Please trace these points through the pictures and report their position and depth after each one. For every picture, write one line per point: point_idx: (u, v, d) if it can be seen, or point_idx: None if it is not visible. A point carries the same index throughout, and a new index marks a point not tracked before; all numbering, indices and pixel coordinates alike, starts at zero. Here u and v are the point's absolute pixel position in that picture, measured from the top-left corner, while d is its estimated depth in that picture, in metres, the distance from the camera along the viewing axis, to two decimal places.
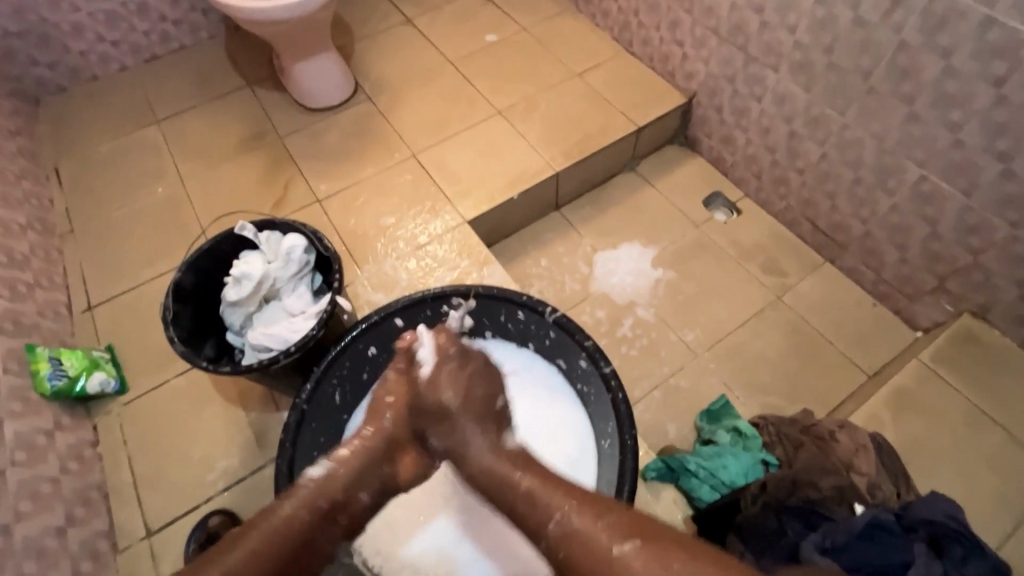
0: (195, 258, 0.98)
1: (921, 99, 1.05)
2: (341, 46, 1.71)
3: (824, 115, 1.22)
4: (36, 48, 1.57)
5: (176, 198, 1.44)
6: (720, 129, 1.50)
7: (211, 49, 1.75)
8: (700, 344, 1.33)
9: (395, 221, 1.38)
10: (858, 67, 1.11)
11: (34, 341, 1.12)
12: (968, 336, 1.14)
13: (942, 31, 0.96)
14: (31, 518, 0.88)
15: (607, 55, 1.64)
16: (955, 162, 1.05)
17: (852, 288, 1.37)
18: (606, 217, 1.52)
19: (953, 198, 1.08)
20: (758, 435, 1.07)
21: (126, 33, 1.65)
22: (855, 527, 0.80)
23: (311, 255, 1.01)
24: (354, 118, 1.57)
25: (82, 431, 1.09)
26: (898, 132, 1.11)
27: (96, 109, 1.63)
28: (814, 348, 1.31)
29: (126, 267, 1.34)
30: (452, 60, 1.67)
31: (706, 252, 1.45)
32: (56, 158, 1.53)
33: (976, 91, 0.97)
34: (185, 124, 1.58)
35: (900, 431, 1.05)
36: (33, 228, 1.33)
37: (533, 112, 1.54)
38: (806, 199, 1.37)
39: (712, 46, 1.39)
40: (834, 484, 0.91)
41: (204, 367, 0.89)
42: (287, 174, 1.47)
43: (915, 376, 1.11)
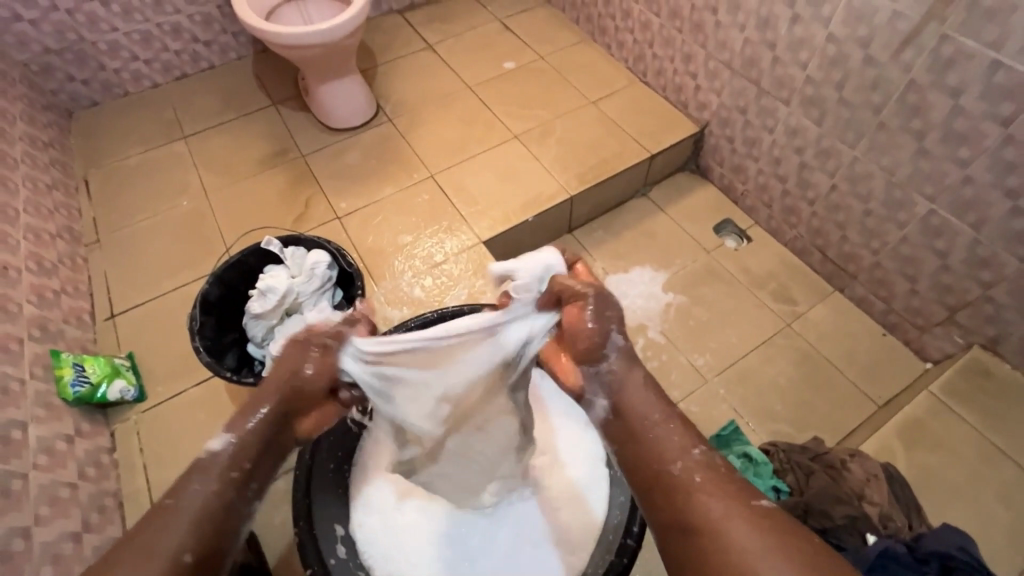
0: (222, 271, 1.01)
1: (931, 135, 1.07)
2: (364, 69, 1.77)
3: (835, 147, 1.25)
4: (72, 64, 1.63)
5: (201, 212, 1.49)
6: (732, 158, 1.53)
7: (239, 69, 1.82)
8: (710, 369, 1.34)
9: (412, 239, 1.42)
10: (869, 103, 1.14)
11: (59, 347, 1.15)
12: (979, 369, 1.15)
13: (951, 71, 1.00)
14: (50, 522, 0.89)
15: (621, 84, 1.69)
16: (965, 197, 1.07)
17: (862, 318, 1.38)
18: (618, 241, 1.54)
19: (963, 231, 1.10)
20: (769, 462, 1.07)
21: (159, 52, 1.72)
22: (866, 559, 0.80)
23: (333, 271, 1.04)
24: (375, 139, 1.61)
25: (101, 438, 1.11)
26: (909, 167, 1.13)
27: (126, 124, 1.68)
28: (825, 377, 1.31)
29: (150, 277, 1.37)
30: (472, 85, 1.72)
31: (716, 278, 1.47)
32: (86, 170, 1.58)
33: (983, 129, 1.00)
34: (212, 140, 1.64)
35: (910, 462, 1.06)
36: (62, 238, 1.37)
37: (549, 137, 1.59)
38: (816, 228, 1.39)
39: (726, 78, 1.43)
40: (846, 514, 0.92)
41: (227, 378, 0.91)
42: (308, 192, 1.51)
43: (925, 408, 1.11)
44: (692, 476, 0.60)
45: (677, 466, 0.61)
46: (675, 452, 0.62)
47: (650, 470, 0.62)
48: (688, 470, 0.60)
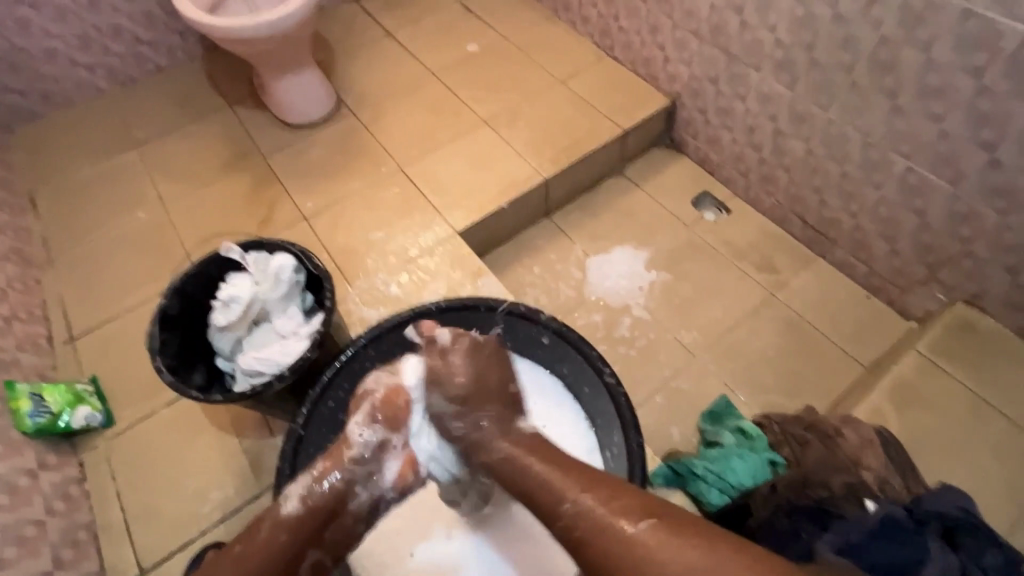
0: (181, 283, 0.95)
1: (904, 92, 1.05)
2: (321, 61, 1.70)
3: (809, 112, 1.23)
4: (7, 75, 1.53)
5: (159, 222, 1.41)
6: (706, 130, 1.50)
7: (189, 69, 1.72)
8: (699, 345, 1.32)
9: (384, 235, 1.36)
10: (840, 63, 1.12)
11: (14, 377, 1.08)
12: (962, 324, 1.15)
13: (921, 25, 0.97)
14: (16, 565, 0.83)
15: (589, 60, 1.64)
16: (941, 153, 1.06)
17: (844, 282, 1.38)
18: (596, 221, 1.51)
19: (940, 188, 1.09)
20: (763, 435, 1.07)
21: (101, 56, 1.62)
22: (869, 526, 0.78)
23: (301, 274, 0.98)
24: (338, 133, 1.55)
25: (68, 469, 1.05)
26: (883, 126, 1.12)
27: (72, 134, 1.59)
28: (812, 344, 1.30)
29: (110, 296, 1.30)
30: (434, 71, 1.66)
31: (698, 252, 1.45)
32: (31, 187, 1.49)
33: (955, 82, 0.98)
34: (165, 146, 1.55)
35: (902, 423, 1.05)
36: (9, 260, 1.29)
37: (519, 120, 1.54)
38: (795, 195, 1.38)
39: (694, 48, 1.39)
40: (844, 482, 0.90)
41: (194, 396, 0.86)
42: (271, 193, 1.44)
43: (913, 368, 1.11)
44: (571, 530, 0.60)
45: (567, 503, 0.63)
46: (553, 509, 0.63)
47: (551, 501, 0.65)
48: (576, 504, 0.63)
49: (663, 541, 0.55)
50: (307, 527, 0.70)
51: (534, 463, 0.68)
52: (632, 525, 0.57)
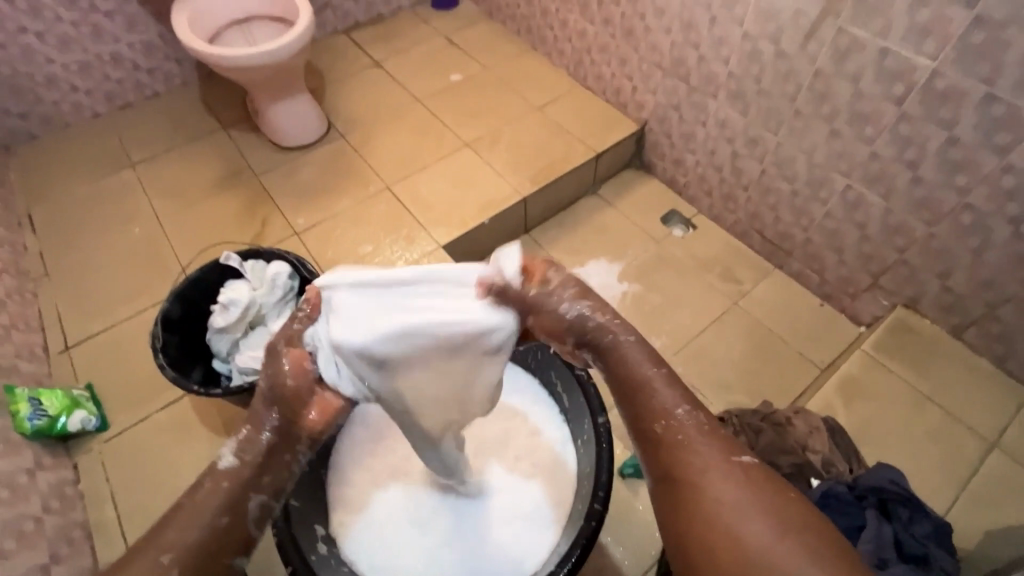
0: (183, 288, 1.02)
1: (839, 118, 1.19)
2: (313, 89, 1.80)
3: (761, 135, 1.36)
4: (8, 98, 1.61)
5: (155, 237, 1.48)
6: (671, 152, 1.63)
7: (185, 94, 1.81)
8: (667, 349, 1.41)
9: (372, 249, 1.44)
10: (784, 92, 1.26)
11: (13, 382, 1.12)
12: (902, 326, 1.26)
13: (849, 60, 1.11)
14: (17, 556, 0.87)
15: (564, 89, 1.78)
16: (874, 171, 1.18)
17: (801, 291, 1.49)
18: (572, 237, 1.61)
19: (876, 203, 1.21)
20: (723, 427, 1.13)
21: (100, 82, 1.71)
22: (812, 499, 0.87)
23: (295, 280, 1.06)
24: (328, 155, 1.64)
25: (63, 470, 1.08)
26: (824, 148, 1.25)
27: (70, 154, 1.66)
28: (772, 348, 1.41)
29: (106, 307, 1.35)
30: (420, 98, 1.77)
31: (667, 264, 1.55)
32: (29, 204, 1.54)
33: (881, 110, 1.11)
34: (161, 166, 1.63)
35: (850, 416, 1.15)
36: (7, 273, 1.34)
37: (499, 143, 1.65)
38: (753, 212, 1.50)
39: (658, 78, 1.53)
40: (793, 463, 1.00)
41: (194, 391, 0.92)
42: (264, 210, 1.52)
43: (860, 366, 1.21)
44: (671, 434, 0.63)
45: (660, 425, 0.64)
46: (655, 411, 0.65)
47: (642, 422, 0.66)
48: (669, 428, 0.64)
49: (753, 488, 0.59)
50: (248, 480, 0.68)
51: (645, 371, 0.67)
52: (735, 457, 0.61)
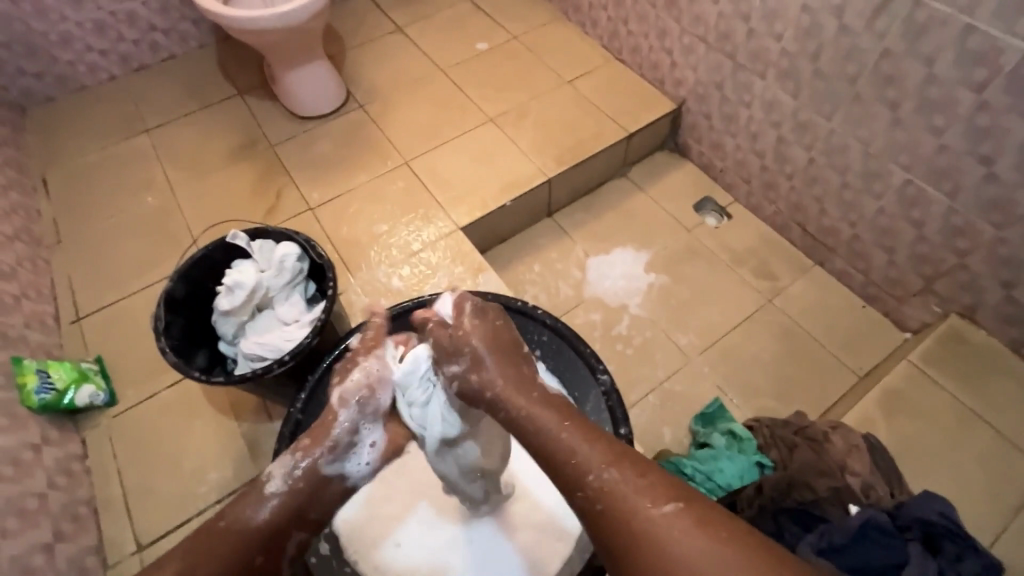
0: (187, 267, 0.97)
1: (905, 104, 1.07)
2: (332, 55, 1.72)
3: (812, 120, 1.24)
4: (23, 57, 1.56)
5: (167, 207, 1.44)
6: (710, 135, 1.51)
7: (202, 57, 1.74)
8: (694, 348, 1.33)
9: (388, 228, 1.38)
10: (843, 73, 1.13)
11: (21, 353, 1.10)
12: (956, 336, 1.16)
13: (925, 39, 0.99)
14: (18, 535, 0.86)
15: (596, 62, 1.66)
16: (940, 165, 1.07)
17: (842, 291, 1.39)
18: (598, 222, 1.53)
19: (938, 201, 1.10)
20: (753, 438, 1.09)
21: (116, 42, 1.65)
22: (850, 528, 0.81)
23: (304, 263, 1.00)
24: (346, 126, 1.56)
25: (71, 445, 1.07)
26: (884, 137, 1.13)
27: (85, 117, 1.62)
28: (807, 351, 1.32)
29: (117, 278, 1.32)
30: (443, 68, 1.68)
31: (698, 256, 1.46)
32: (43, 168, 1.51)
33: (957, 96, 0.99)
34: (175, 133, 1.57)
35: (891, 432, 1.06)
36: (20, 239, 1.31)
37: (524, 119, 1.55)
38: (795, 203, 1.39)
39: (701, 54, 1.41)
40: (829, 485, 0.94)
41: (197, 377, 0.88)
42: (279, 183, 1.46)
43: (904, 377, 1.12)
44: (594, 503, 0.59)
45: (581, 493, 0.60)
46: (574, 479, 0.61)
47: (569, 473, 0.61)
48: (589, 497, 0.59)
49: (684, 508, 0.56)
50: (294, 507, 0.71)
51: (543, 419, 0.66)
52: (656, 507, 0.56)
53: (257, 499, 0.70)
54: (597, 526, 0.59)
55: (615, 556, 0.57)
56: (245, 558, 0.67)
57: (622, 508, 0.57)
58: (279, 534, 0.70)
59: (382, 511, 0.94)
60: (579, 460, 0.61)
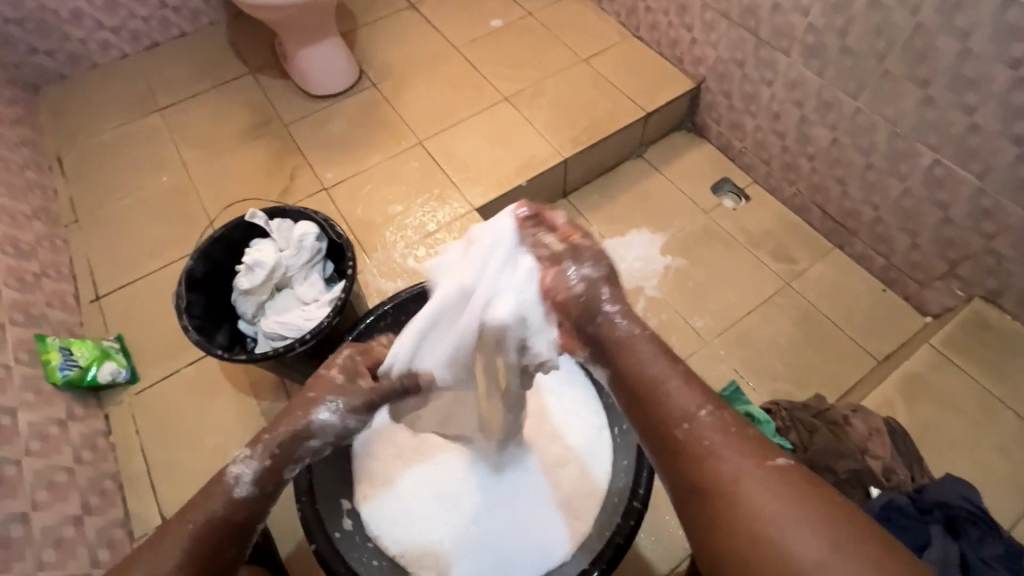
0: (208, 246, 0.98)
1: (937, 82, 1.04)
2: (344, 32, 1.69)
3: (837, 99, 1.21)
4: (35, 35, 1.55)
5: (182, 186, 1.43)
6: (729, 115, 1.48)
7: (213, 35, 1.72)
8: (710, 331, 1.33)
9: (403, 209, 1.37)
10: (872, 50, 1.10)
11: (44, 331, 1.12)
12: (979, 320, 1.14)
13: (960, 13, 0.95)
14: (48, 507, 0.88)
15: (613, 40, 1.62)
16: (971, 145, 1.04)
17: (861, 274, 1.37)
18: (614, 204, 1.51)
19: (967, 182, 1.07)
20: (772, 420, 1.07)
21: (126, 19, 1.63)
22: (871, 511, 0.84)
23: (323, 243, 1.00)
24: (359, 105, 1.55)
25: (95, 421, 1.09)
26: (912, 116, 1.10)
27: (98, 95, 1.61)
28: (825, 335, 1.31)
29: (134, 257, 1.33)
30: (457, 46, 1.65)
31: (715, 239, 1.44)
32: (58, 148, 1.51)
33: (992, 73, 0.96)
34: (188, 112, 1.56)
35: (911, 416, 1.06)
36: (38, 218, 1.32)
37: (540, 98, 1.53)
38: (816, 184, 1.36)
39: (722, 30, 1.37)
40: (849, 468, 0.96)
41: (219, 355, 0.89)
42: (293, 163, 1.45)
43: (926, 362, 1.11)
44: (694, 440, 0.56)
45: (681, 429, 0.57)
46: (671, 417, 0.58)
47: (663, 421, 0.58)
48: (689, 434, 0.56)
49: (805, 497, 0.49)
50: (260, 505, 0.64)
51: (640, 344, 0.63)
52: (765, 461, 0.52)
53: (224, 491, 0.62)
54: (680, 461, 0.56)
55: (709, 519, 0.52)
56: (215, 551, 0.60)
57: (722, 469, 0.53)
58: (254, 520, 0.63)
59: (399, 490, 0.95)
60: (674, 399, 0.58)
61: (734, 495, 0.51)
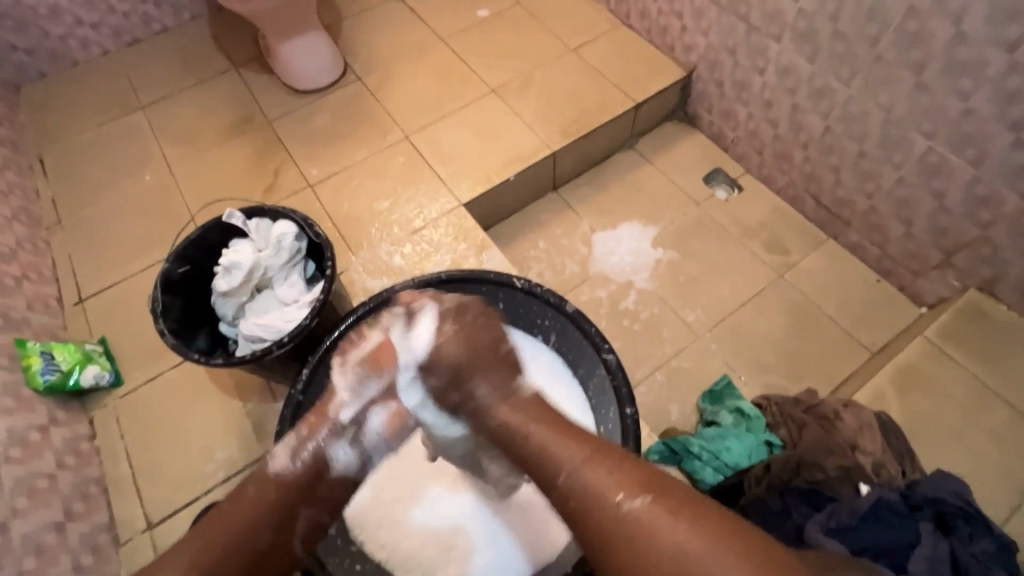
0: (184, 248, 0.96)
1: (930, 67, 1.01)
2: (328, 25, 1.66)
3: (829, 86, 1.18)
4: (12, 33, 1.52)
5: (165, 185, 1.41)
6: (721, 104, 1.45)
7: (195, 30, 1.69)
8: (702, 324, 1.31)
9: (389, 205, 1.35)
10: (864, 35, 1.07)
11: (24, 335, 1.10)
12: (975, 311, 1.12)
13: None
14: (28, 515, 0.87)
15: (603, 28, 1.59)
16: (965, 132, 1.01)
17: (856, 265, 1.35)
18: (604, 196, 1.48)
19: (962, 169, 1.05)
20: (761, 416, 1.09)
21: (105, 15, 1.60)
22: (861, 509, 0.82)
23: (302, 242, 0.98)
24: (344, 100, 1.52)
25: (79, 426, 1.08)
26: (906, 103, 1.07)
27: (78, 93, 1.58)
28: (817, 327, 1.29)
29: (117, 258, 1.31)
30: (444, 37, 1.62)
31: (707, 230, 1.42)
32: (39, 147, 1.49)
33: (986, 57, 0.93)
34: (171, 108, 1.54)
35: (903, 409, 1.04)
36: (19, 220, 1.30)
37: (528, 90, 1.50)
38: (809, 173, 1.34)
39: (713, 16, 1.34)
40: (840, 465, 0.93)
41: (196, 359, 0.87)
42: (276, 159, 1.43)
43: (920, 354, 1.09)
44: (570, 498, 0.59)
45: (562, 477, 0.61)
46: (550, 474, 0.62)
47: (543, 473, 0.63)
48: (565, 489, 0.60)
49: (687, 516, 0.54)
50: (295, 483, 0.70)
51: (534, 429, 0.66)
52: (628, 499, 0.56)
53: (263, 477, 0.71)
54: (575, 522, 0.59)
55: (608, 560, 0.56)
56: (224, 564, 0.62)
57: (601, 510, 0.57)
58: (298, 489, 0.71)
59: (389, 490, 0.94)
60: (549, 458, 0.63)
61: (628, 530, 0.54)
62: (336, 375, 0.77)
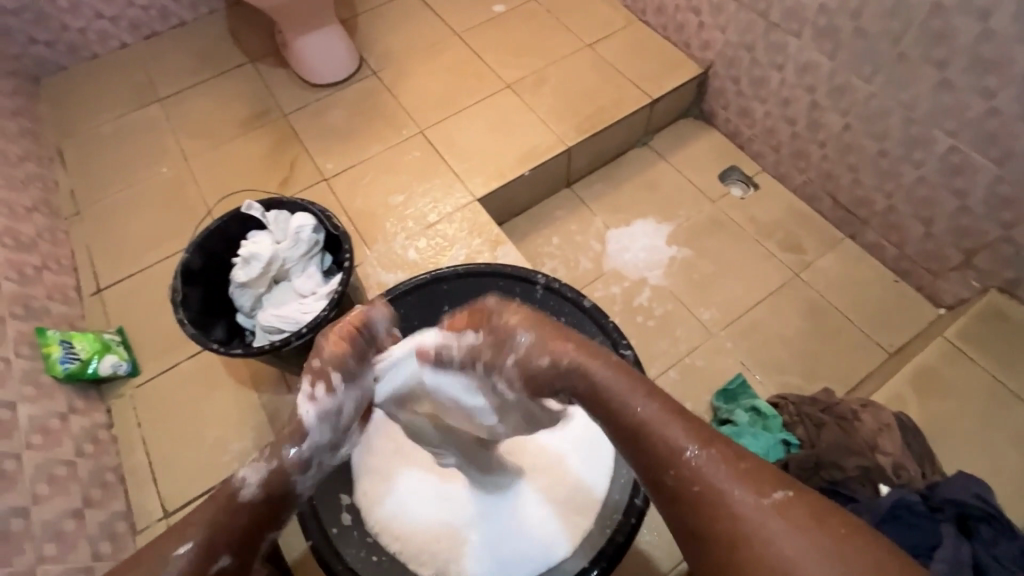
0: (203, 239, 0.97)
1: (955, 65, 0.99)
2: (344, 19, 1.66)
3: (850, 83, 1.17)
4: (33, 25, 1.53)
5: (182, 178, 1.42)
6: (738, 101, 1.44)
7: (212, 24, 1.70)
8: (716, 323, 1.30)
9: (404, 199, 1.35)
10: (887, 31, 1.06)
11: (45, 324, 1.12)
12: (996, 313, 1.11)
13: None
14: (48, 501, 0.88)
15: (619, 24, 1.58)
16: (989, 130, 1.00)
17: (873, 264, 1.34)
18: (618, 193, 1.48)
19: (985, 168, 1.03)
20: (778, 415, 1.09)
21: (124, 8, 1.61)
22: (880, 509, 0.83)
23: (320, 234, 0.99)
24: (360, 95, 1.52)
25: (96, 415, 1.09)
26: (928, 101, 1.06)
27: (97, 86, 1.59)
28: (833, 327, 1.28)
29: (135, 249, 1.32)
30: (459, 32, 1.61)
31: (722, 228, 1.41)
32: (59, 139, 1.50)
33: (1013, 55, 0.92)
34: (188, 102, 1.55)
35: (922, 410, 1.03)
36: (39, 211, 1.32)
37: (543, 86, 1.49)
38: (827, 172, 1.32)
39: (731, 13, 1.33)
40: (859, 465, 0.95)
41: (215, 349, 0.88)
42: (292, 153, 1.43)
43: (940, 356, 1.08)
44: (686, 484, 0.51)
45: (675, 468, 0.52)
46: (664, 453, 0.52)
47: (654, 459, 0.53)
48: (684, 476, 0.51)
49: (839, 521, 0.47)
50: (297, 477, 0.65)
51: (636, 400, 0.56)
52: (764, 495, 0.49)
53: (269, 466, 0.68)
54: (688, 513, 0.51)
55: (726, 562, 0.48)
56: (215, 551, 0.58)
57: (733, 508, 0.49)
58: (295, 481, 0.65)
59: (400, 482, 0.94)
60: (657, 437, 0.53)
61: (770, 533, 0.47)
62: (301, 405, 0.66)
